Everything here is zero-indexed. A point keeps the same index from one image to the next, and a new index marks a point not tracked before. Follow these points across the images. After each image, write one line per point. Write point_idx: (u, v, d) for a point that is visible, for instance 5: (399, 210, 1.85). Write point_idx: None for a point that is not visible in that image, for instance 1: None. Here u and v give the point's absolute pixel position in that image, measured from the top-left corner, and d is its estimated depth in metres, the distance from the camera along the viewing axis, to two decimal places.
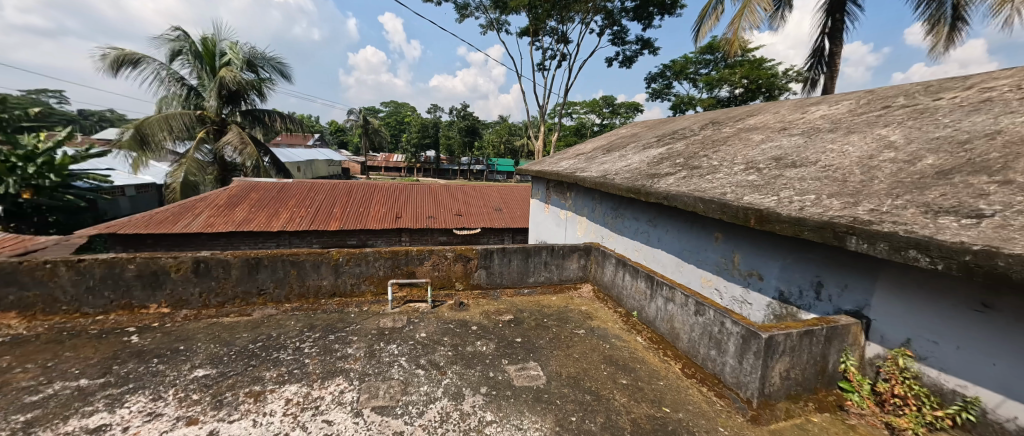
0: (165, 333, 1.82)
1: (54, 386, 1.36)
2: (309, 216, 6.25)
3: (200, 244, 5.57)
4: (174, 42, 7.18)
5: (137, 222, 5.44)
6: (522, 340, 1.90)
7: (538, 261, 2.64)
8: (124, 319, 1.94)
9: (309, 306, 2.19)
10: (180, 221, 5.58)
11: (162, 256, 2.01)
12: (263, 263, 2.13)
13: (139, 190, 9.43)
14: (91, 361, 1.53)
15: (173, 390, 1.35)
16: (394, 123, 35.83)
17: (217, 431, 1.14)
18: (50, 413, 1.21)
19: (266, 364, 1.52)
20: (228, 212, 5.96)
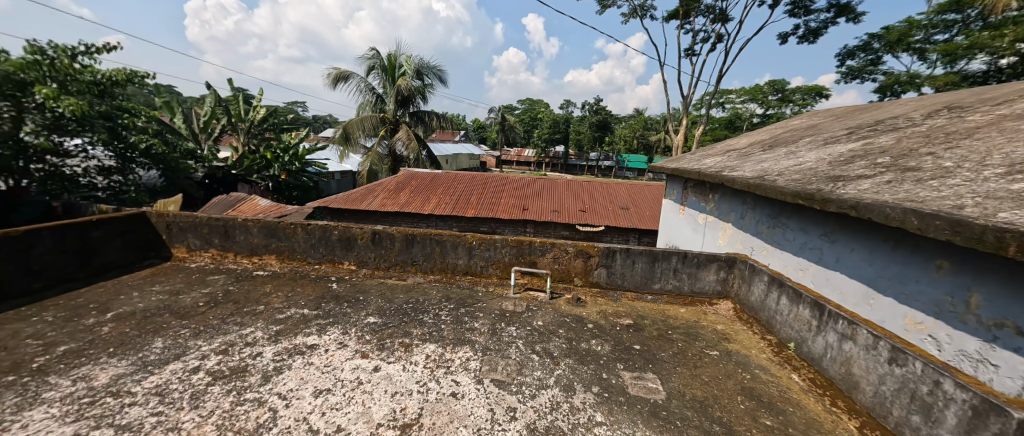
0: (352, 284, 2.38)
1: (289, 310, 1.93)
2: (454, 205, 7.10)
3: (376, 219, 7.10)
4: (371, 60, 9.23)
5: (340, 199, 7.29)
6: (641, 348, 1.79)
7: (666, 267, 2.43)
8: (329, 269, 2.63)
9: (448, 279, 2.55)
10: (365, 200, 7.22)
11: (353, 226, 2.63)
12: (417, 239, 2.57)
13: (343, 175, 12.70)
14: (309, 297, 2.13)
15: (354, 328, 1.75)
16: (528, 120, 38.05)
17: (379, 367, 1.43)
18: (288, 329, 1.72)
19: (414, 323, 1.85)
20: (395, 196, 7.39)
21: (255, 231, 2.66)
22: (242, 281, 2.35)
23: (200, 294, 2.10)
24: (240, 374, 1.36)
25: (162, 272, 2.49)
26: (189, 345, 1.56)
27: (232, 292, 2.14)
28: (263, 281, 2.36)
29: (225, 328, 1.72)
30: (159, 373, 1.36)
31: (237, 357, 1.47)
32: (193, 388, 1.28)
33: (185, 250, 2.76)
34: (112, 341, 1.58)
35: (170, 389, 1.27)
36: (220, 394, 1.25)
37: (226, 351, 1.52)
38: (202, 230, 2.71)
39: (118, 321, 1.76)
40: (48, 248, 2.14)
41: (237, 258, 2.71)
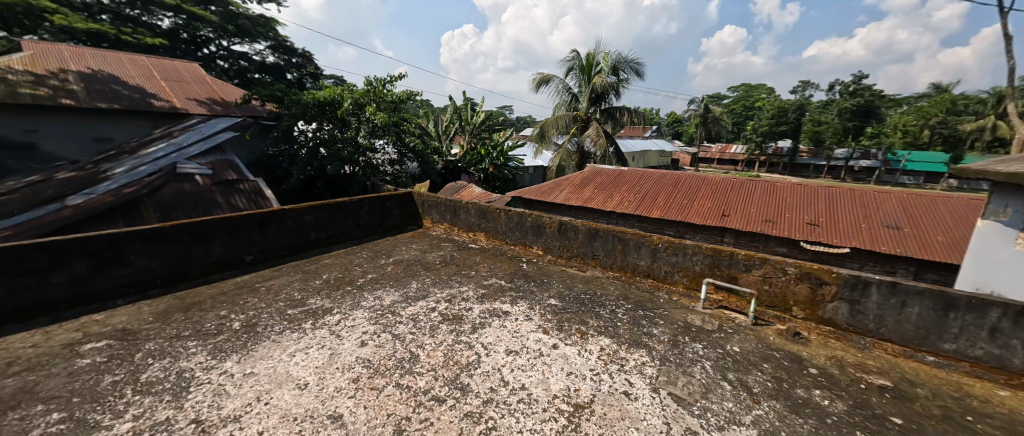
0: (539, 267, 2.63)
1: (493, 279, 2.27)
2: (636, 201, 7.00)
3: (559, 212, 7.73)
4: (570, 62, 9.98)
5: (532, 190, 8.27)
6: (904, 423, 1.26)
7: (972, 323, 1.60)
8: (520, 250, 2.98)
9: (627, 279, 2.49)
10: (552, 193, 7.93)
11: (545, 216, 2.89)
12: (601, 235, 2.61)
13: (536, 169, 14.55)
14: (508, 272, 2.44)
15: (540, 306, 1.92)
16: (741, 110, 32.33)
17: (558, 345, 1.56)
18: (493, 294, 2.02)
19: (591, 313, 1.91)
20: (580, 192, 7.76)
21: (472, 211, 3.30)
22: (462, 249, 2.94)
23: (437, 255, 2.74)
24: (459, 320, 1.70)
25: (417, 235, 3.41)
26: (429, 290, 2.04)
27: (456, 257, 2.71)
28: (476, 252, 2.87)
29: (451, 283, 2.17)
30: (414, 305, 1.85)
31: (458, 307, 1.83)
32: (431, 322, 1.67)
33: (430, 221, 3.70)
34: (391, 278, 2.24)
35: (419, 318, 1.71)
36: (446, 331, 1.59)
37: (450, 301, 1.91)
38: (440, 208, 3.58)
39: (394, 264, 2.51)
40: (368, 211, 3.30)
41: (458, 232, 3.43)
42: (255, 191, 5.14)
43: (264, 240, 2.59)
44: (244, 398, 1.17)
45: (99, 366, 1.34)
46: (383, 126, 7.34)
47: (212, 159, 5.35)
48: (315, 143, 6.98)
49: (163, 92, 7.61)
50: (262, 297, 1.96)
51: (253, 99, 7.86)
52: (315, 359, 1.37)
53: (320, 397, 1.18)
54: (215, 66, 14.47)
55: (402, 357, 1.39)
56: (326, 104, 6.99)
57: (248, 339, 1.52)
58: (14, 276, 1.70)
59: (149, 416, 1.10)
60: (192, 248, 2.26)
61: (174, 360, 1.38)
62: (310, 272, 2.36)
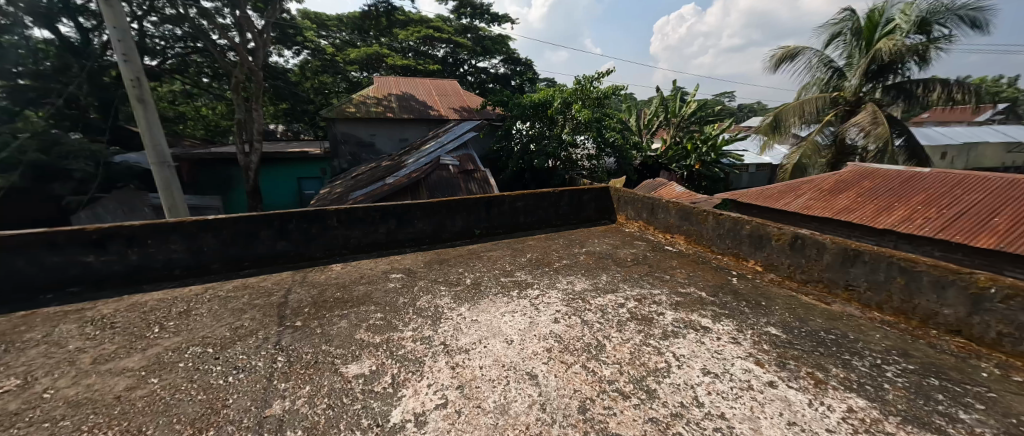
0: (755, 285, 2.12)
1: (691, 288, 2.03)
2: (939, 219, 4.60)
3: (792, 222, 6.24)
4: (836, 26, 8.04)
5: (752, 194, 6.89)
6: None
7: None
8: (730, 263, 2.51)
9: (910, 330, 1.64)
10: (783, 198, 6.33)
11: (770, 225, 2.31)
12: (863, 258, 1.85)
13: (757, 168, 12.62)
14: (710, 283, 2.12)
15: (752, 332, 1.57)
16: None
17: (774, 383, 1.24)
18: (690, 304, 1.82)
19: (835, 359, 1.39)
20: (829, 198, 5.85)
21: (673, 212, 3.05)
22: (657, 250, 2.76)
23: (629, 252, 2.71)
24: (648, 322, 1.64)
25: (610, 229, 3.46)
26: (619, 286, 2.06)
27: (648, 257, 2.59)
28: (672, 256, 2.63)
29: (643, 283, 2.10)
30: (604, 297, 1.91)
31: (648, 309, 1.77)
32: (619, 317, 1.69)
33: (624, 218, 3.70)
34: (584, 267, 2.39)
35: (607, 310, 1.76)
36: (634, 330, 1.57)
37: (641, 301, 1.86)
38: (637, 205, 3.50)
39: (587, 254, 2.66)
40: (567, 201, 3.60)
41: (654, 232, 3.25)
42: (483, 180, 6.64)
43: (489, 219, 3.25)
44: (472, 337, 1.54)
45: (397, 290, 2.05)
46: (586, 122, 8.89)
47: (460, 153, 7.50)
48: (528, 139, 9.41)
49: (441, 109, 11.81)
50: (484, 263, 2.50)
51: (489, 106, 11.08)
52: (519, 323, 1.65)
53: (521, 355, 1.41)
54: (466, 82, 19.02)
55: (590, 342, 1.48)
56: (539, 105, 9.14)
57: (475, 294, 1.98)
58: (366, 225, 2.79)
59: (420, 330, 1.59)
60: (446, 219, 3.07)
61: (432, 296, 1.96)
62: (518, 249, 2.81)
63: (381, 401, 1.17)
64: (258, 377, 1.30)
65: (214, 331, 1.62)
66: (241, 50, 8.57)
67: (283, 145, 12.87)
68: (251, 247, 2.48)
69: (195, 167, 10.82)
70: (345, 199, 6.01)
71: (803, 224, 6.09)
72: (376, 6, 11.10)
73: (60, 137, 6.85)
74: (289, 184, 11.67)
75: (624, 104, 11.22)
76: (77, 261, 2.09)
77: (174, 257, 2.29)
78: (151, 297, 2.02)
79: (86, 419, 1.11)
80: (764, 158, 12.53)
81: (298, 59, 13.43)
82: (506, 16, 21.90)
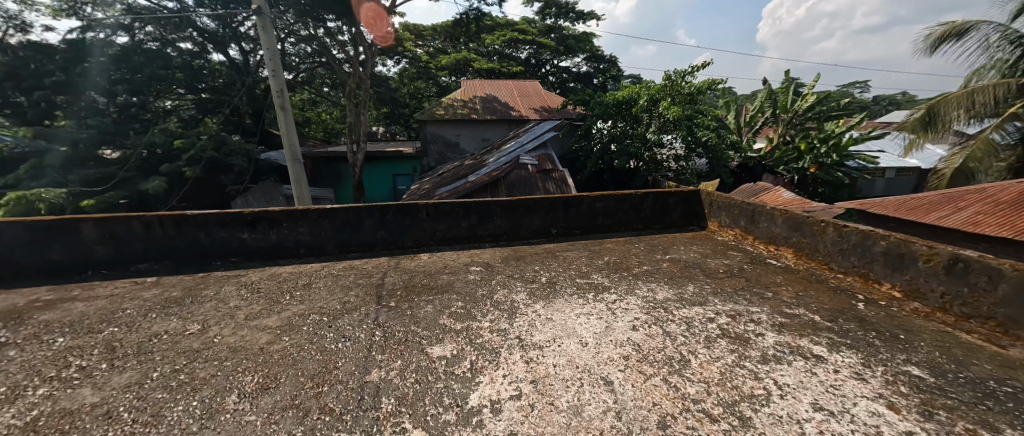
0: (889, 314, 1.74)
1: (799, 310, 1.76)
2: None
3: (950, 240, 5.01)
4: None
5: (888, 204, 5.68)
6: None
7: None
8: (855, 285, 2.10)
9: None
10: (935, 211, 5.07)
11: (916, 242, 1.87)
12: None
13: (898, 172, 10.38)
14: (825, 306, 1.81)
15: (882, 368, 1.30)
16: None
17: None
18: (796, 327, 1.59)
19: (1011, 419, 1.07)
20: (1010, 211, 4.50)
21: (779, 221, 2.68)
22: (756, 263, 2.45)
23: (721, 263, 2.46)
24: (742, 342, 1.47)
25: (699, 237, 3.18)
26: (708, 298, 1.89)
27: (745, 270, 2.31)
28: (775, 271, 2.31)
29: (737, 298, 1.89)
30: (689, 309, 1.77)
31: (742, 328, 1.59)
32: (707, 332, 1.55)
33: (716, 225, 3.37)
34: (667, 274, 2.24)
35: (693, 323, 1.63)
36: (725, 349, 1.43)
37: (734, 317, 1.68)
38: (734, 211, 3.15)
39: (671, 262, 2.48)
40: (650, 205, 3.41)
41: (755, 242, 2.89)
42: (561, 179, 6.63)
43: (567, 219, 3.24)
44: (546, 335, 1.56)
45: (477, 282, 2.18)
46: (676, 121, 8.22)
47: (538, 152, 7.59)
48: (608, 139, 9.20)
49: (522, 109, 12.10)
50: (559, 263, 2.50)
51: (569, 106, 11.04)
52: (594, 327, 1.62)
53: (596, 359, 1.38)
54: (547, 82, 19.16)
55: (672, 355, 1.38)
56: (623, 103, 8.82)
57: (550, 292, 2.00)
58: (451, 220, 3.01)
59: (497, 322, 1.67)
60: (524, 217, 3.15)
61: (509, 291, 2.04)
62: (595, 252, 2.75)
63: (461, 384, 1.26)
64: (361, 346, 1.50)
65: (329, 303, 1.92)
66: (355, 62, 9.89)
67: (384, 145, 14.56)
68: (357, 234, 2.86)
69: (316, 164, 12.82)
70: (431, 195, 6.56)
71: (967, 243, 4.83)
72: (466, 14, 11.81)
73: (225, 138, 8.94)
74: (386, 180, 13.24)
75: (721, 99, 10.21)
76: (237, 237, 2.65)
77: (301, 239, 2.76)
78: (285, 270, 2.47)
79: (243, 361, 1.42)
80: (910, 162, 10.25)
81: (398, 67, 15.01)
82: (591, 13, 21.46)
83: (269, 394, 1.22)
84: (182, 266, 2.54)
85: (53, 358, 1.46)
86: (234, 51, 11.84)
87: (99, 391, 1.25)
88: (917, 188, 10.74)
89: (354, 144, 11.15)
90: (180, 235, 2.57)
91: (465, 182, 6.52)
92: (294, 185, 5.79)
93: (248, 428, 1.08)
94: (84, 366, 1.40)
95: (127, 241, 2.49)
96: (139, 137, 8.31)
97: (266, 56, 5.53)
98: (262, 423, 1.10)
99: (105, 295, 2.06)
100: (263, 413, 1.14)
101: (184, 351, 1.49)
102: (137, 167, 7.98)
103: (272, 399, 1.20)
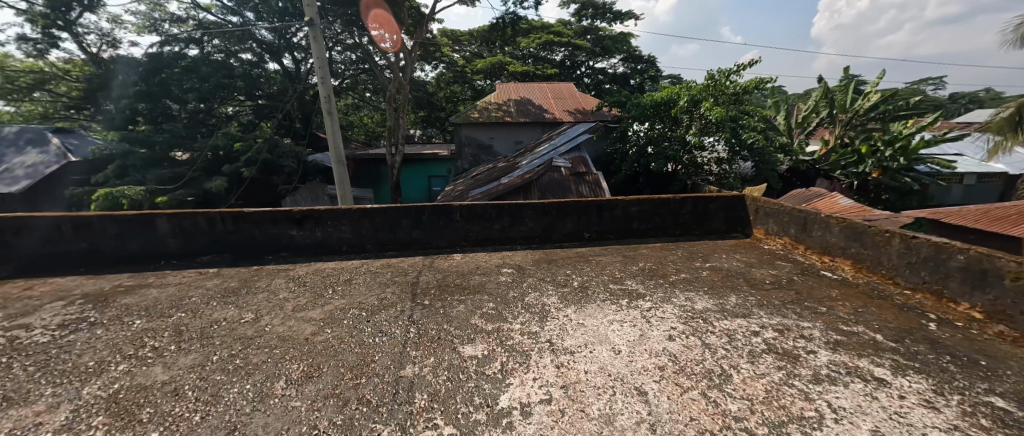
0: (968, 337, 1.54)
1: (859, 327, 1.61)
2: None
3: None
4: None
5: (967, 213, 5.07)
6: None
7: None
8: (926, 303, 1.88)
9: None
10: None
11: (1001, 256, 1.65)
12: None
13: (980, 179, 9.22)
14: (889, 324, 1.65)
15: (959, 397, 1.16)
16: None
17: None
18: (854, 346, 1.46)
19: None
20: None
21: (835, 229, 2.47)
22: (808, 275, 2.28)
23: (768, 273, 2.30)
24: (791, 359, 1.37)
25: (743, 245, 3.00)
26: (753, 310, 1.78)
27: (795, 282, 2.15)
28: (830, 283, 2.13)
29: (785, 312, 1.77)
30: (732, 321, 1.68)
31: (791, 344, 1.48)
32: (751, 347, 1.46)
33: (762, 233, 3.18)
34: (706, 283, 2.14)
35: (735, 336, 1.54)
36: (772, 365, 1.34)
37: (782, 332, 1.58)
38: (783, 219, 2.95)
39: (711, 270, 2.37)
40: (689, 210, 3.26)
41: (806, 253, 2.69)
42: (594, 182, 6.52)
43: (601, 223, 3.19)
44: (578, 340, 1.54)
45: (508, 284, 2.19)
46: (718, 122, 7.83)
47: (572, 155, 7.52)
48: (645, 141, 8.97)
49: (556, 112, 12.06)
50: (592, 267, 2.46)
51: (605, 108, 10.87)
52: (629, 334, 1.57)
53: (629, 367, 1.35)
54: (582, 83, 18.95)
55: (712, 369, 1.32)
56: (661, 104, 8.58)
57: (583, 297, 1.97)
58: (484, 222, 3.06)
59: (528, 325, 1.67)
60: (557, 220, 3.14)
61: (540, 294, 2.03)
62: (629, 257, 2.68)
63: (491, 384, 1.27)
64: (397, 342, 1.55)
65: (367, 299, 2.01)
66: (395, 68, 10.32)
67: (421, 148, 15.07)
68: (394, 234, 2.97)
69: (357, 165, 13.49)
70: (465, 197, 6.69)
71: None
72: (503, 18, 11.95)
73: (278, 142, 9.56)
74: (422, 181, 13.69)
75: (770, 99, 9.60)
76: (287, 234, 2.84)
77: (343, 237, 2.91)
78: (328, 265, 2.62)
79: (290, 350, 1.52)
80: (995, 167, 9.10)
81: (435, 71, 15.48)
82: (630, 12, 20.99)
83: (312, 382, 1.30)
84: (239, 258, 2.76)
85: (132, 337, 1.64)
86: (287, 60, 12.75)
87: (169, 370, 1.39)
88: (1004, 196, 9.49)
89: (392, 146, 11.63)
90: (238, 230, 2.80)
91: (498, 184, 6.61)
92: (337, 186, 6.11)
93: (294, 413, 1.16)
94: (156, 347, 1.56)
95: (193, 234, 2.75)
96: (205, 140, 9.16)
97: (315, 64, 5.87)
98: (305, 410, 1.17)
99: (175, 283, 2.29)
100: (307, 400, 1.21)
101: (240, 338, 1.62)
102: (203, 167, 8.80)
103: (315, 387, 1.27)
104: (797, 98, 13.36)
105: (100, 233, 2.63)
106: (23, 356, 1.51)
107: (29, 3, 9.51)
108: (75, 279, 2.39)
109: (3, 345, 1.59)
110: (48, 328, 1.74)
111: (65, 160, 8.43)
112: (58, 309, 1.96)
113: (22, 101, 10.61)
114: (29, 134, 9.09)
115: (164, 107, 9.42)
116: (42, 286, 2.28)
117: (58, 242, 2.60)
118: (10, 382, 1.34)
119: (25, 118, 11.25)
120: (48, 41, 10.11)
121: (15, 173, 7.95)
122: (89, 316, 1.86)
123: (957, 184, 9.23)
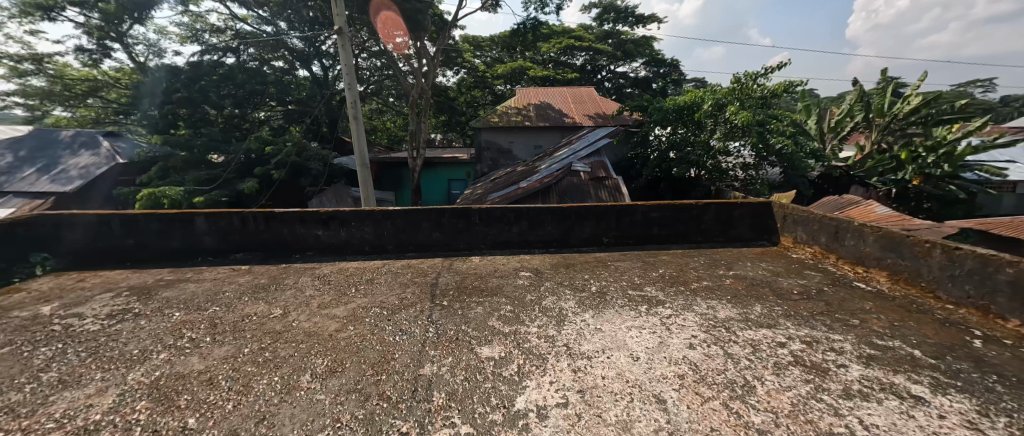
0: (1018, 356, 1.44)
1: (895, 342, 1.53)
2: None
3: None
4: None
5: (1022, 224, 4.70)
6: None
7: None
8: (971, 319, 1.76)
9: None
10: None
11: None
12: None
13: None
14: (929, 340, 1.55)
15: (1006, 419, 1.08)
16: None
17: None
18: (890, 361, 1.39)
19: None
20: None
21: (870, 239, 2.35)
22: (840, 286, 2.18)
23: (796, 283, 2.21)
24: (819, 373, 1.32)
25: (770, 253, 2.90)
26: (779, 321, 1.72)
27: (825, 293, 2.06)
28: (864, 295, 2.03)
29: (814, 323, 1.70)
30: (756, 331, 1.63)
31: (820, 356, 1.42)
32: (777, 358, 1.41)
33: (790, 241, 3.06)
34: (730, 292, 2.08)
35: (760, 347, 1.49)
36: (798, 378, 1.29)
37: (810, 344, 1.51)
38: (813, 227, 2.83)
39: (734, 279, 2.30)
40: (712, 216, 3.18)
41: (838, 262, 2.57)
42: (614, 187, 6.45)
43: (620, 228, 3.15)
44: (595, 345, 1.53)
45: (526, 287, 2.20)
46: (744, 127, 7.60)
47: (591, 159, 7.46)
48: (667, 146, 8.83)
49: (576, 116, 12.03)
50: (611, 273, 2.43)
51: (626, 112, 10.75)
52: (647, 341, 1.55)
53: (648, 374, 1.33)
54: (603, 87, 18.82)
55: (735, 380, 1.28)
56: (684, 108, 8.44)
57: (601, 303, 1.95)
58: (503, 225, 3.08)
59: (545, 329, 1.67)
60: (575, 224, 3.13)
61: (557, 298, 2.03)
62: (649, 263, 2.64)
63: (508, 386, 1.28)
64: (416, 341, 1.59)
65: (389, 298, 2.07)
66: (418, 73, 10.58)
67: (441, 151, 15.33)
68: (415, 236, 3.04)
69: (379, 168, 13.86)
70: (484, 200, 6.76)
71: None
72: (524, 24, 12.06)
73: (306, 145, 9.96)
74: (442, 184, 13.91)
75: (800, 102, 9.25)
76: (314, 233, 2.96)
77: (366, 237, 3.00)
78: (352, 265, 2.71)
79: (315, 345, 1.58)
80: None
81: (457, 77, 15.75)
82: (652, 15, 20.73)
83: (336, 377, 1.35)
84: (269, 256, 2.89)
85: (172, 328, 1.75)
86: (316, 67, 13.28)
87: (205, 360, 1.48)
88: None
89: (414, 150, 11.89)
90: (268, 229, 2.93)
91: (517, 188, 6.64)
92: (360, 188, 6.29)
93: (318, 405, 1.20)
94: (193, 338, 1.66)
95: (227, 233, 2.90)
96: (239, 144, 9.65)
97: (342, 71, 6.09)
98: (329, 403, 1.21)
99: (211, 278, 2.42)
100: (330, 394, 1.26)
101: (269, 332, 1.70)
102: (237, 170, 9.26)
103: (339, 381, 1.32)
104: (830, 101, 12.79)
105: (145, 230, 2.82)
106: (77, 342, 1.64)
107: (87, 17, 10.34)
108: (122, 273, 2.56)
109: (61, 332, 1.73)
110: (98, 318, 1.88)
111: (113, 161, 9.01)
112: (107, 299, 2.11)
113: (78, 107, 11.49)
114: (82, 137, 9.78)
115: (203, 112, 9.98)
116: (93, 278, 2.46)
117: (107, 238, 2.80)
118: (66, 365, 1.45)
119: (80, 122, 12.18)
120: (102, 51, 10.94)
121: (70, 174, 8.59)
122: (135, 307, 2.00)
123: (1009, 192, 8.60)
